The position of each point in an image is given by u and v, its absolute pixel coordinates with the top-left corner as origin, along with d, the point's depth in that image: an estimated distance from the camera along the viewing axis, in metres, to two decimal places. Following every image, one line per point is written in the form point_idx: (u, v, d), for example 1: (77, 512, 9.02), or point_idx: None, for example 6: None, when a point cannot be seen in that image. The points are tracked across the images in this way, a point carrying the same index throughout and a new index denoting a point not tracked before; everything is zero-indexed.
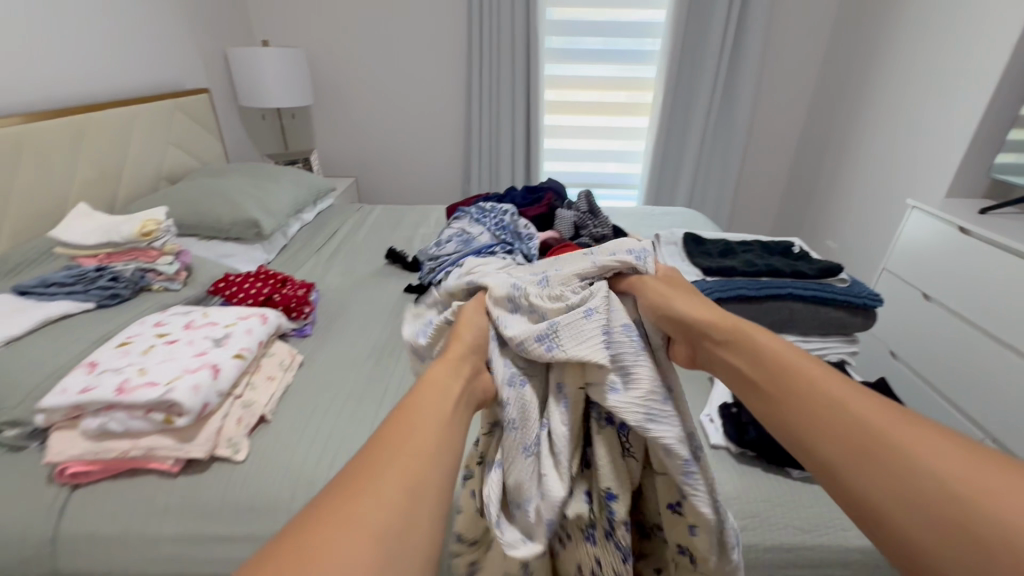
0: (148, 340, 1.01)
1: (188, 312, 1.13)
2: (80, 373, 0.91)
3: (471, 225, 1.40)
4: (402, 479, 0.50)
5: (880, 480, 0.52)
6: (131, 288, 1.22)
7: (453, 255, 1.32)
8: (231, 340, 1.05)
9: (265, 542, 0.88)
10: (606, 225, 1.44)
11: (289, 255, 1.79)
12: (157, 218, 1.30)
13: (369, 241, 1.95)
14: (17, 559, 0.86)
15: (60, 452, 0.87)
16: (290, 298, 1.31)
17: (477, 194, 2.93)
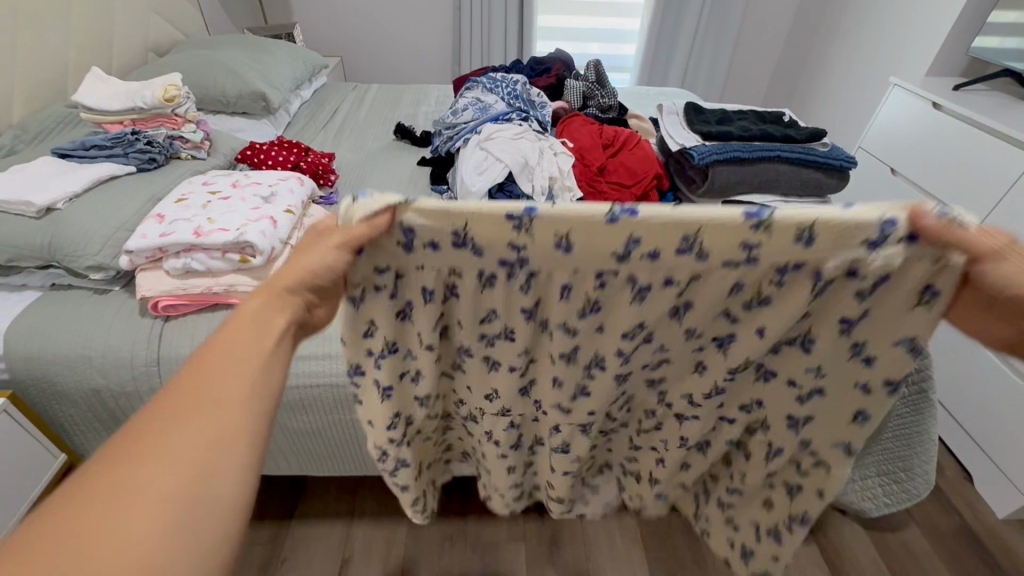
0: (202, 197, 1.10)
1: (229, 175, 1.22)
2: (152, 223, 1.02)
3: (485, 94, 1.46)
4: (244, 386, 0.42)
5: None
6: (166, 154, 1.28)
7: (471, 123, 1.39)
8: (278, 198, 1.15)
9: (336, 359, 1.04)
10: (613, 95, 1.52)
11: (297, 131, 1.81)
12: (177, 86, 1.33)
13: (372, 119, 1.96)
14: (124, 380, 0.99)
15: (151, 289, 0.99)
16: (316, 165, 1.40)
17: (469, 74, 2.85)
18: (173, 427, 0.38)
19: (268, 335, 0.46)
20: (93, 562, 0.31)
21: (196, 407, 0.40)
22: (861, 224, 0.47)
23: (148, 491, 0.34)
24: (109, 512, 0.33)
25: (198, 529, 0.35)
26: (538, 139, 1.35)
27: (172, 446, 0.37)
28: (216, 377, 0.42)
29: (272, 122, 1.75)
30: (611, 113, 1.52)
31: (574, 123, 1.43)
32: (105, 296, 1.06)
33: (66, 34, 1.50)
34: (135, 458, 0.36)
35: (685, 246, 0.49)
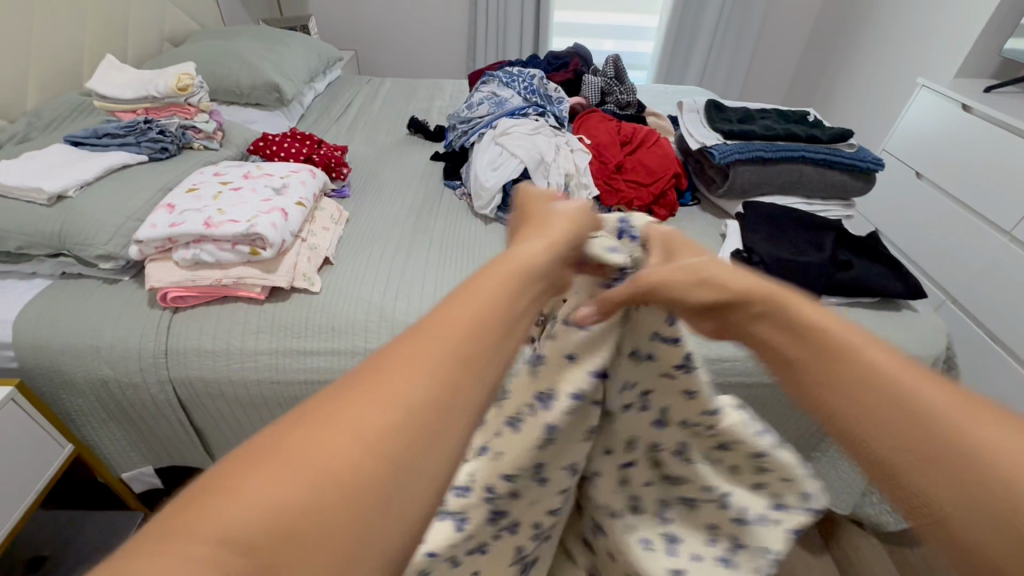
0: (214, 188, 1.09)
1: (242, 166, 1.20)
2: (163, 213, 1.01)
3: (501, 88, 1.44)
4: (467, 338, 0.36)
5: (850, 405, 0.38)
6: (178, 144, 1.27)
7: (486, 117, 1.37)
8: (290, 190, 1.13)
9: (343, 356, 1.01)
10: (632, 92, 1.48)
11: (310, 124, 1.80)
12: (191, 75, 1.31)
13: (385, 112, 1.94)
14: (131, 371, 0.98)
15: (160, 279, 0.98)
16: (329, 158, 1.38)
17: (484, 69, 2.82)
18: (402, 373, 0.33)
19: (509, 286, 0.40)
20: (311, 509, 0.27)
21: (417, 358, 0.34)
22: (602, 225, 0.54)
23: (355, 439, 0.29)
24: (299, 467, 0.28)
25: (389, 512, 0.29)
26: (555, 135, 1.32)
27: (398, 393, 0.32)
28: (453, 338, 0.35)
29: (285, 113, 1.73)
30: (630, 110, 1.48)
31: (592, 119, 1.40)
32: (114, 286, 1.05)
33: (82, 22, 1.50)
34: (358, 398, 0.31)
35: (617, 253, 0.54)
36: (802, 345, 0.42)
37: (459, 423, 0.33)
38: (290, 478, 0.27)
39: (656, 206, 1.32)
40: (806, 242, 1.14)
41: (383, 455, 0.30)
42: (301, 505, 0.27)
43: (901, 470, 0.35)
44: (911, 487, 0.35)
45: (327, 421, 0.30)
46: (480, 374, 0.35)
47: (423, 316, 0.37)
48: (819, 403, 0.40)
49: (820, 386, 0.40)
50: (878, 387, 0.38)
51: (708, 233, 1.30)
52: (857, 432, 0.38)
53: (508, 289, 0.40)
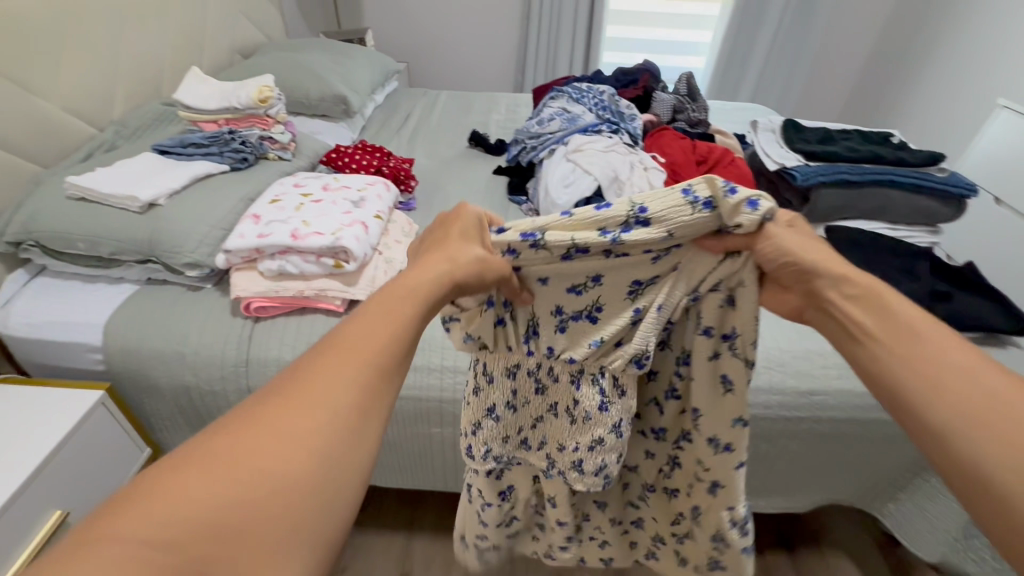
0: (295, 199, 1.10)
1: (319, 178, 1.21)
2: (249, 223, 1.02)
3: (571, 104, 1.42)
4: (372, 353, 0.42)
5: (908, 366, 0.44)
6: (257, 154, 1.29)
7: (558, 133, 1.35)
8: (367, 203, 1.14)
9: (421, 371, 1.01)
10: (705, 110, 1.44)
11: (371, 135, 1.82)
12: (270, 87, 1.34)
13: (443, 126, 1.95)
14: (213, 378, 0.99)
15: (245, 289, 0.99)
16: (398, 170, 1.38)
17: (533, 83, 2.83)
18: (304, 395, 0.38)
19: (403, 312, 0.47)
20: (214, 519, 0.31)
21: (324, 379, 0.39)
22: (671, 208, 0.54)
23: (264, 457, 0.34)
24: (207, 487, 0.32)
25: (302, 512, 0.34)
26: (629, 152, 1.29)
27: (298, 413, 0.37)
28: (349, 369, 0.40)
29: (349, 125, 1.76)
30: (700, 129, 1.45)
31: (665, 136, 1.37)
32: (198, 293, 1.06)
33: (166, 35, 1.55)
34: (266, 420, 0.36)
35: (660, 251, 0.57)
36: (886, 324, 0.47)
37: (363, 430, 0.39)
38: (209, 495, 0.31)
39: None
40: (898, 271, 1.09)
41: (292, 465, 0.34)
42: (206, 515, 0.31)
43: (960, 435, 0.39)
44: (966, 444, 0.39)
45: (229, 448, 0.34)
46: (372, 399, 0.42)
47: (320, 342, 0.42)
48: (876, 370, 0.46)
49: (898, 366, 0.44)
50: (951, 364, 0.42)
51: None
52: (912, 405, 0.43)
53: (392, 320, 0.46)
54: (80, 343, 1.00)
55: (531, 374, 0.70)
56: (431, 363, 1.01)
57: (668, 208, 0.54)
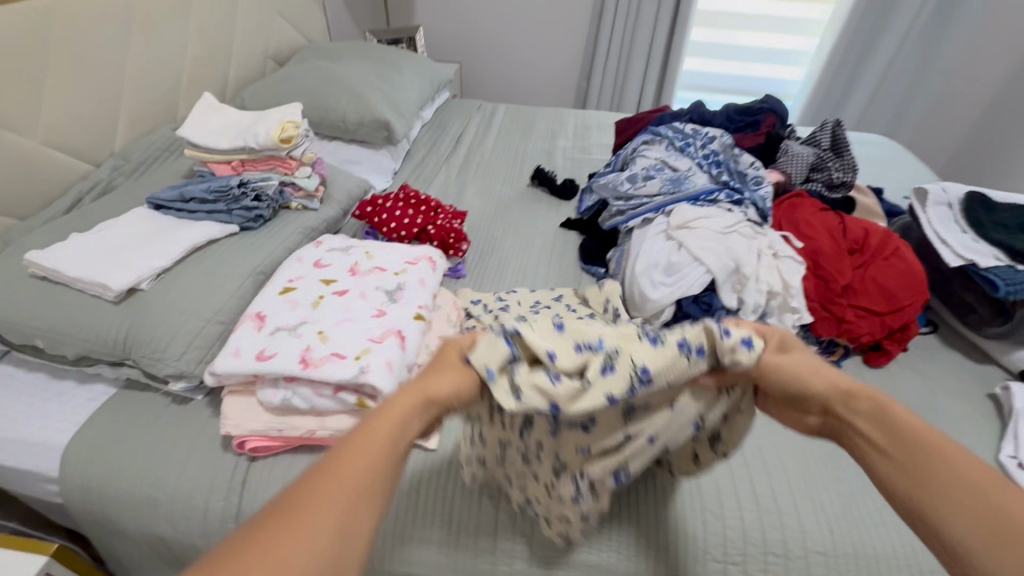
0: (315, 290, 0.84)
1: (348, 248, 0.95)
2: (250, 330, 0.76)
3: (673, 156, 1.10)
4: (382, 457, 0.41)
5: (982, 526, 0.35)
6: (276, 205, 1.05)
7: (657, 199, 1.03)
8: (407, 295, 0.86)
9: (461, 550, 0.74)
10: (853, 167, 1.07)
11: (416, 165, 1.55)
12: (297, 121, 1.08)
13: (499, 154, 1.64)
14: (192, 535, 0.74)
15: (239, 426, 0.73)
16: (447, 233, 1.10)
17: (599, 94, 2.47)
18: (315, 501, 0.37)
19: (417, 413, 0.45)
20: None
21: (328, 500, 0.37)
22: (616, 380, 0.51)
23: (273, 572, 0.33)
24: (258, 561, 0.33)
25: None
26: (754, 232, 0.96)
27: (306, 534, 0.35)
28: (339, 486, 0.38)
29: (390, 154, 1.48)
30: (839, 191, 1.09)
31: (801, 208, 1.03)
32: (184, 408, 0.82)
33: (184, 44, 1.31)
34: (278, 530, 0.35)
35: (579, 347, 0.54)
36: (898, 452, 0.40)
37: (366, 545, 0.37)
38: None
39: (887, 340, 0.95)
40: None
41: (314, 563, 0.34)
42: None
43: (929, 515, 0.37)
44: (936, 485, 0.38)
45: (252, 553, 0.34)
46: (381, 488, 0.39)
47: (335, 446, 0.41)
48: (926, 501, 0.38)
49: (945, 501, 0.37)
50: (940, 442, 0.40)
51: (969, 393, 0.91)
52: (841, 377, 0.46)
53: (400, 423, 0.44)
54: (34, 470, 0.78)
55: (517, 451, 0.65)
56: (479, 543, 0.74)
57: (666, 372, 0.51)
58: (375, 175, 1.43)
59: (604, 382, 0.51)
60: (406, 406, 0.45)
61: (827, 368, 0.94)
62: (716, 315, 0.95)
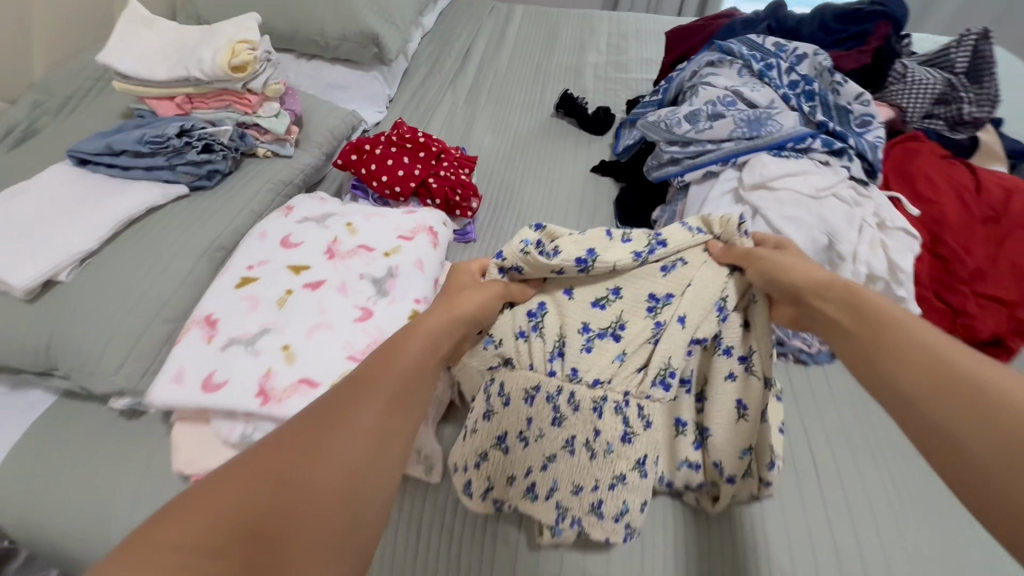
0: (279, 281, 0.65)
1: (323, 218, 0.74)
2: (196, 342, 0.59)
3: (748, 84, 0.82)
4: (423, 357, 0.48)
5: (890, 358, 0.41)
6: (238, 153, 0.84)
7: (727, 147, 0.77)
8: (399, 286, 0.67)
9: None
10: (994, 100, 0.80)
11: (415, 90, 1.27)
12: (253, 28, 0.83)
13: (516, 74, 1.35)
14: None
15: (194, 462, 0.58)
16: (451, 188, 0.88)
17: None
18: (361, 392, 0.42)
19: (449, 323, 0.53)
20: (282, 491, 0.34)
21: (373, 385, 0.42)
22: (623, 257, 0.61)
23: (324, 449, 0.37)
24: (309, 440, 0.37)
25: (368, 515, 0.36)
26: (857, 195, 0.72)
27: (347, 422, 0.39)
28: (385, 384, 0.43)
29: (383, 76, 1.21)
30: (965, 132, 0.82)
31: (920, 157, 0.77)
32: (137, 424, 0.67)
33: None
34: (323, 420, 0.39)
35: (582, 260, 0.60)
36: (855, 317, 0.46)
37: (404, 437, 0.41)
38: (249, 485, 0.34)
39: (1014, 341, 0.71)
40: None
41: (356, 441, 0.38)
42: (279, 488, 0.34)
43: (911, 400, 0.38)
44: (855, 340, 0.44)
45: (297, 449, 0.37)
46: (413, 385, 0.45)
47: (382, 346, 0.48)
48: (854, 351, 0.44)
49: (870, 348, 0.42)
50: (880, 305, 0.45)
51: None
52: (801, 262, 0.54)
53: (431, 347, 0.49)
54: None
55: (551, 400, 0.59)
56: None
57: (679, 240, 0.61)
58: (365, 104, 1.17)
59: (619, 248, 0.62)
60: (446, 314, 0.54)
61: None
62: None
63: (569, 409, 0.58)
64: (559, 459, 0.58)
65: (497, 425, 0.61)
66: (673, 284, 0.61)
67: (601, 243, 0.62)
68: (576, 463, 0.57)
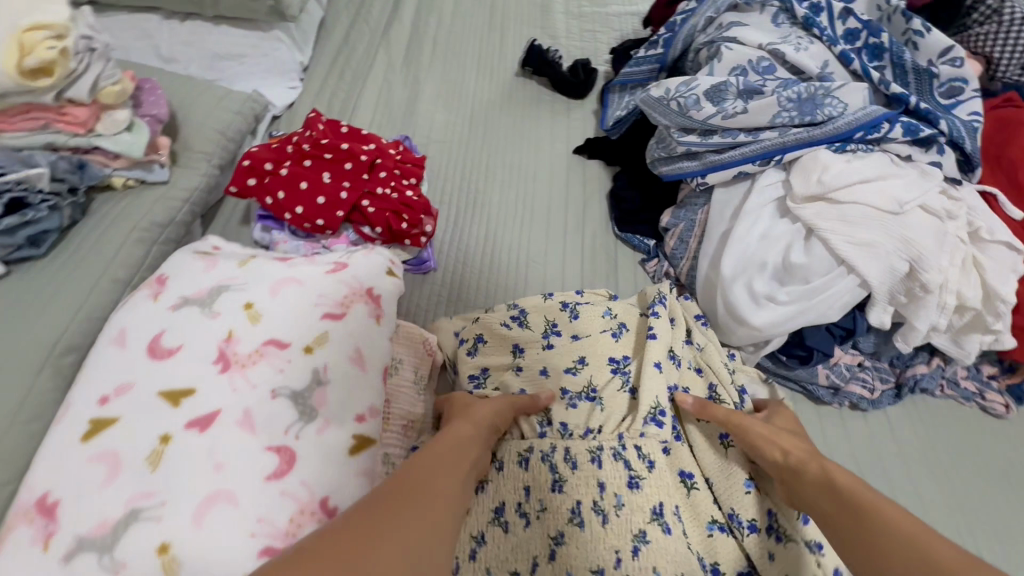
0: (147, 421, 0.44)
1: (209, 297, 0.51)
2: (28, 551, 0.39)
3: (791, 39, 0.59)
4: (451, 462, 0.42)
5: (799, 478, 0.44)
6: (78, 195, 0.59)
7: (769, 138, 0.56)
8: (330, 398, 0.48)
9: None
10: None
11: (335, 49, 0.97)
12: (56, 2, 0.55)
13: (465, 15, 1.05)
14: None
15: None
16: (396, 211, 0.65)
17: None
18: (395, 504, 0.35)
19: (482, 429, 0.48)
20: None
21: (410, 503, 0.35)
22: (556, 311, 0.61)
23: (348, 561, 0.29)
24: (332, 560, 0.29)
25: None
26: (948, 201, 0.53)
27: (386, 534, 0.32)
28: (417, 493, 0.37)
29: (289, 36, 0.91)
30: None
31: (1020, 129, 0.57)
32: None
33: None
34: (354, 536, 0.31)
35: (517, 315, 0.61)
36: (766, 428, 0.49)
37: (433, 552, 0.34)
38: None
39: None
40: None
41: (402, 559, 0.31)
42: None
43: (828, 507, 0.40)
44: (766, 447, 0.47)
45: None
46: (434, 489, 0.38)
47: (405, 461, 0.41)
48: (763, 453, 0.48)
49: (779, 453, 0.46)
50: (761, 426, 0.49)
51: None
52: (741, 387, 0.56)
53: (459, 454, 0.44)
54: None
55: (546, 459, 0.51)
56: None
57: (622, 310, 0.61)
58: (270, 78, 0.89)
59: (557, 312, 0.61)
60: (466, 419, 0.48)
61: (1010, 405, 0.61)
62: (852, 338, 0.59)
63: (567, 467, 0.50)
64: (568, 537, 0.47)
65: (493, 497, 0.51)
66: (626, 326, 0.60)
67: (559, 312, 0.61)
68: (590, 538, 0.47)
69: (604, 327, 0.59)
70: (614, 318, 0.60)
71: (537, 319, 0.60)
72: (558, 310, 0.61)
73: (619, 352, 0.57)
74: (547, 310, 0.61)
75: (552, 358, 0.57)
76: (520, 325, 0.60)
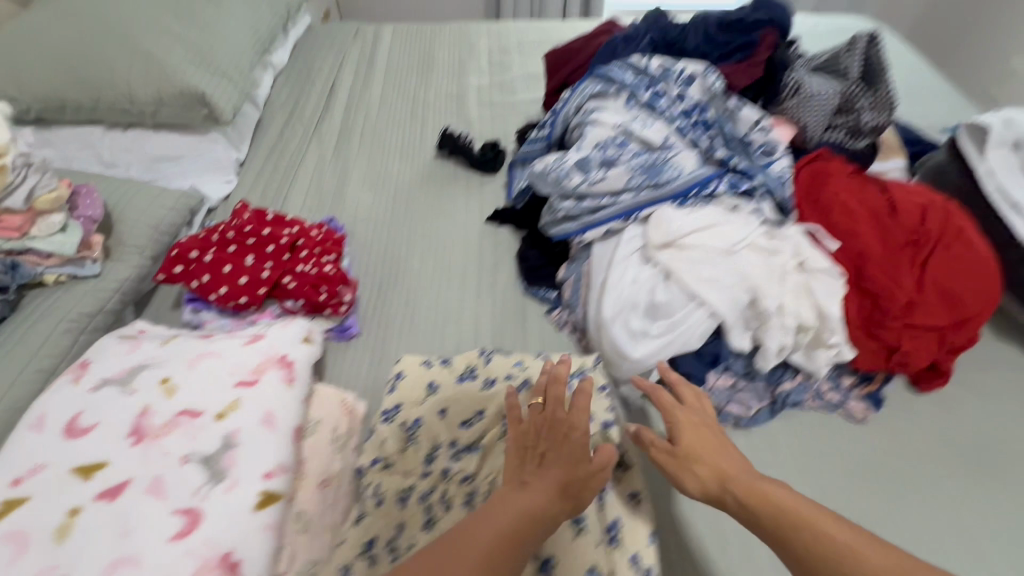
0: (59, 497, 0.47)
1: (127, 377, 0.55)
2: None
3: (638, 119, 0.72)
4: None
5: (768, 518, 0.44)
6: (8, 293, 0.64)
7: (626, 199, 0.67)
8: (241, 458, 0.51)
9: None
10: (891, 104, 0.73)
11: (270, 145, 1.08)
12: None
13: (390, 110, 1.18)
14: None
15: None
16: (314, 284, 0.72)
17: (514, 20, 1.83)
18: None
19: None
20: None
21: None
22: (473, 364, 0.67)
23: None
24: None
25: None
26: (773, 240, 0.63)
27: None
28: None
29: (225, 137, 1.01)
30: (867, 139, 0.76)
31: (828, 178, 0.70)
32: None
33: None
34: None
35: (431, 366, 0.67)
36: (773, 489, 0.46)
37: None
38: None
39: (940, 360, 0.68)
40: None
41: None
42: None
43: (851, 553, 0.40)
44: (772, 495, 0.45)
45: None
46: None
47: None
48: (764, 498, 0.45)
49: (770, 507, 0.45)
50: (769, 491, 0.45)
51: None
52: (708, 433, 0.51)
53: None
54: None
55: (420, 498, 0.55)
56: None
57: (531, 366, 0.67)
58: (207, 175, 0.97)
59: (473, 365, 0.67)
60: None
61: (867, 410, 0.69)
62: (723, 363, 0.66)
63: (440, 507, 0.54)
64: None
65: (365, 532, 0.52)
66: (529, 382, 0.65)
67: (477, 359, 0.68)
68: None
69: (510, 381, 0.65)
70: (523, 369, 0.66)
71: (451, 371, 0.66)
72: (478, 365, 0.67)
73: (517, 405, 0.62)
74: (465, 365, 0.67)
75: (454, 404, 0.62)
76: (434, 379, 0.65)
